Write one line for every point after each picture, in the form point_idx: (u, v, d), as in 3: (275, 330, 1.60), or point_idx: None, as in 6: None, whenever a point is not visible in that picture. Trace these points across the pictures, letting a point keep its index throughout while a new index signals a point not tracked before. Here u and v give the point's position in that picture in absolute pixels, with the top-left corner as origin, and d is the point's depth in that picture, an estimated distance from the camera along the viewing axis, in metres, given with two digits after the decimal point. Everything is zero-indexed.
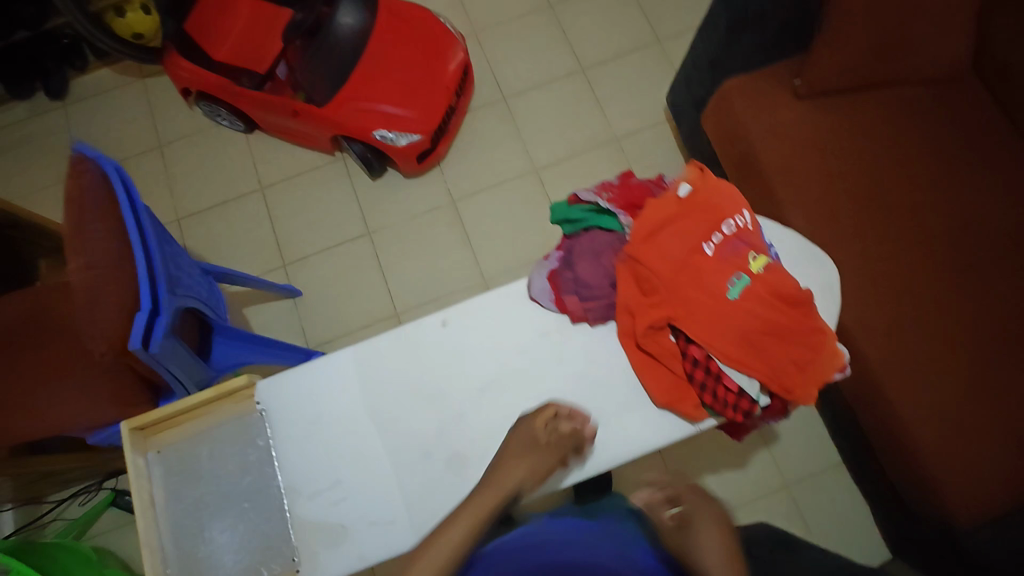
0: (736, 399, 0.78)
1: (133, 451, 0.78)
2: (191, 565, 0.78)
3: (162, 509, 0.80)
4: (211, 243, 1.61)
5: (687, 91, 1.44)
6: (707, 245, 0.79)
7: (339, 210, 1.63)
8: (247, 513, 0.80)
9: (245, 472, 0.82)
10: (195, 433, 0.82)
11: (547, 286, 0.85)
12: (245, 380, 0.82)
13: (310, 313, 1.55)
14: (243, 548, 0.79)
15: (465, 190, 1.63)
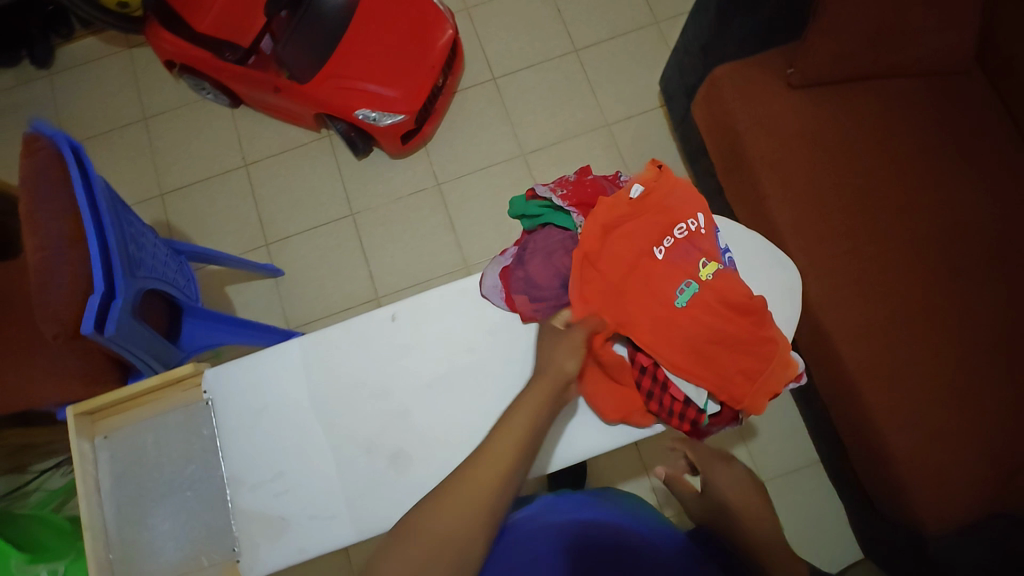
0: (683, 408, 0.79)
1: (78, 437, 0.79)
2: (134, 551, 0.79)
3: (106, 494, 0.81)
4: (194, 219, 1.60)
5: (680, 77, 1.40)
6: (657, 249, 0.79)
7: (323, 191, 1.61)
8: (189, 502, 0.81)
9: (189, 460, 0.82)
10: (142, 420, 0.83)
11: (499, 282, 0.85)
12: (192, 368, 0.82)
13: (291, 294, 1.54)
14: (184, 536, 0.80)
15: (451, 172, 1.60)
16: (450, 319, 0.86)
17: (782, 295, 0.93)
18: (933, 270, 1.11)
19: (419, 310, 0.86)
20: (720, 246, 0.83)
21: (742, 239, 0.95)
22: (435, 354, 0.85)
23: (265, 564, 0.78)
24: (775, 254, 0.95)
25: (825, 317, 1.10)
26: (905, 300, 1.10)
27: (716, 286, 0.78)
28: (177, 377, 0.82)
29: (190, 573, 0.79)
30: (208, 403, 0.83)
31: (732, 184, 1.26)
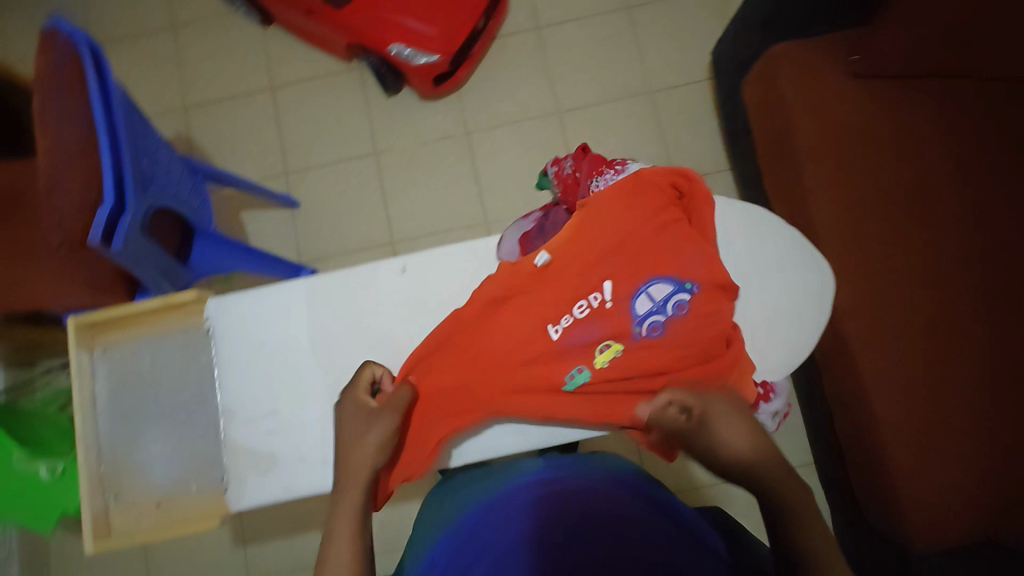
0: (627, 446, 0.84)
1: (77, 348, 0.79)
2: (125, 465, 0.81)
3: (103, 410, 0.82)
4: (215, 138, 1.56)
5: (734, 51, 1.31)
6: (554, 328, 0.80)
7: (348, 126, 1.56)
8: (182, 426, 0.83)
9: (186, 386, 0.84)
10: (144, 340, 0.83)
11: (516, 249, 0.87)
12: (195, 295, 0.81)
13: (306, 227, 1.52)
14: (174, 458, 0.82)
15: (481, 122, 1.54)
16: (460, 278, 0.85)
17: (808, 297, 0.90)
18: (970, 289, 1.05)
19: (434, 264, 0.84)
20: (638, 311, 0.79)
21: (772, 234, 0.92)
22: (441, 310, 0.84)
23: (252, 498, 0.79)
24: (804, 254, 0.91)
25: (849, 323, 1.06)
26: (935, 315, 1.05)
27: (619, 355, 0.79)
28: (180, 302, 0.81)
29: (179, 495, 0.82)
30: (208, 331, 0.82)
31: (774, 172, 1.19)
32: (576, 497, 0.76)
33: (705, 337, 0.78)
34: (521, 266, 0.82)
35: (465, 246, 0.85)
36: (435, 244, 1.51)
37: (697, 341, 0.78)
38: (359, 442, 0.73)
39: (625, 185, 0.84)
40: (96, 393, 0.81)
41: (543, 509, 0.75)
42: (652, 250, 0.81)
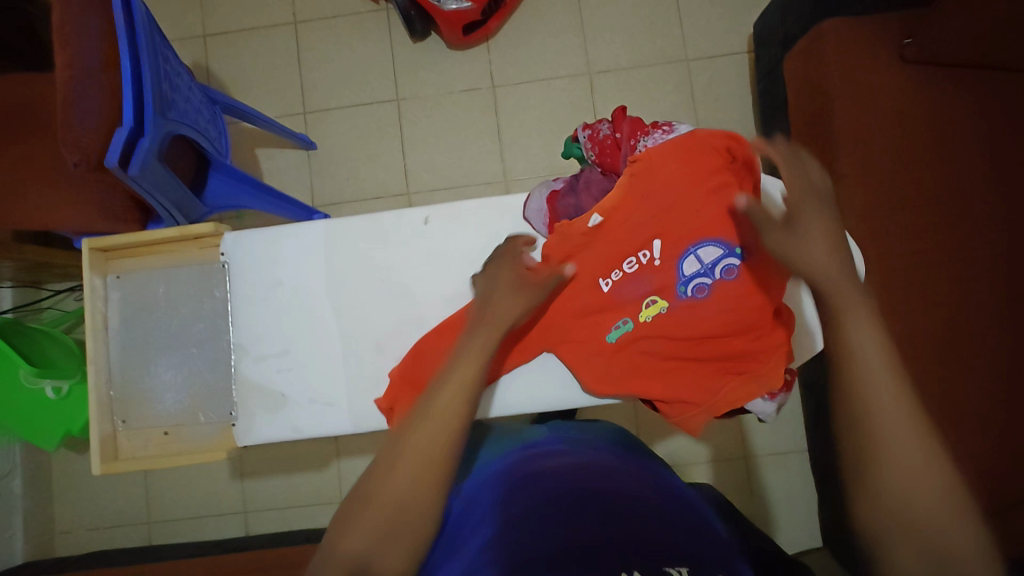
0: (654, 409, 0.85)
1: (91, 271, 0.79)
2: (135, 392, 0.81)
3: (113, 334, 0.82)
4: (234, 70, 1.52)
5: (779, 24, 1.24)
6: (604, 281, 0.81)
7: (371, 69, 1.51)
8: (193, 359, 0.82)
9: (199, 319, 0.83)
10: (158, 268, 0.82)
11: (544, 208, 0.82)
12: (212, 228, 0.79)
13: (322, 169, 1.49)
14: (183, 389, 0.82)
15: (509, 77, 1.49)
16: (481, 235, 0.83)
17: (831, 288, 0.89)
18: (993, 292, 1.03)
19: (456, 218, 0.82)
20: (684, 272, 0.78)
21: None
22: (458, 267, 0.82)
23: (260, 433, 0.80)
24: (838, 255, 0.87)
25: None
26: (955, 316, 1.03)
27: (662, 314, 0.79)
28: (198, 234, 0.80)
29: (186, 425, 0.82)
30: (224, 266, 0.82)
31: (809, 155, 1.16)
32: (588, 480, 0.72)
33: (757, 301, 0.76)
34: (568, 225, 0.80)
35: (488, 204, 0.83)
36: (451, 199, 1.49)
37: (743, 306, 0.76)
38: (510, 293, 0.73)
39: (681, 143, 0.76)
40: (107, 316, 0.81)
41: (553, 487, 0.71)
42: (705, 212, 0.77)
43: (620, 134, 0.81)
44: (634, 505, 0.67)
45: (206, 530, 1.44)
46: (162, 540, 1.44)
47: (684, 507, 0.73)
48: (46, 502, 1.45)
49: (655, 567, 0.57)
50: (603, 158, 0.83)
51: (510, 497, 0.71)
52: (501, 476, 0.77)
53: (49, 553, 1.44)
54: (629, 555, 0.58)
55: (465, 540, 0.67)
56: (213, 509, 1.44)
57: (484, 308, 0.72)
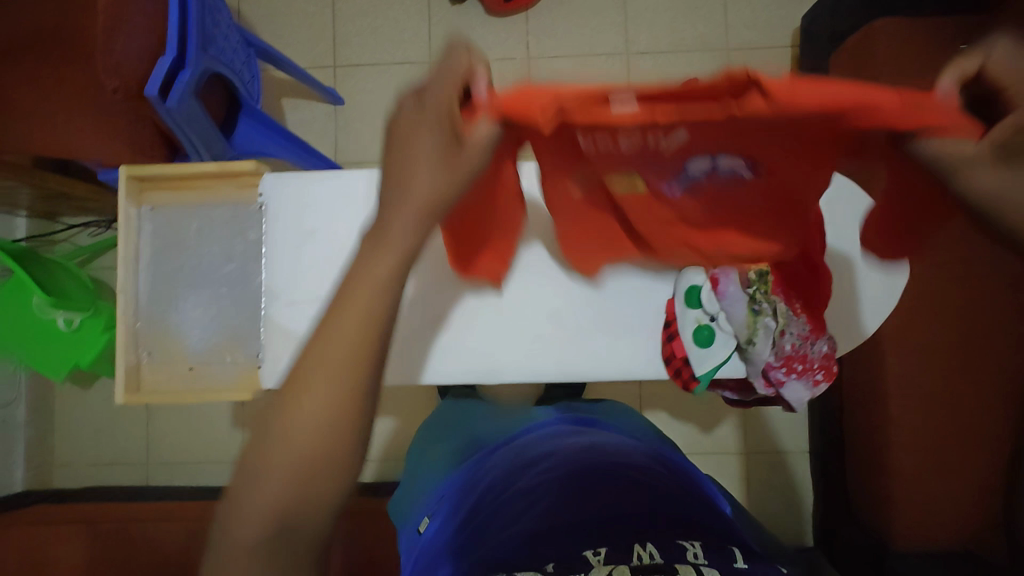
0: (679, 365, 0.78)
1: (127, 201, 0.79)
2: (162, 325, 0.82)
3: (144, 266, 0.82)
4: (266, 16, 1.48)
5: (830, 17, 1.21)
6: (578, 137, 0.50)
7: (406, 28, 1.48)
8: (222, 298, 0.82)
9: (230, 259, 0.82)
10: (193, 204, 0.82)
11: None
12: (253, 167, 0.78)
13: (348, 126, 1.47)
14: (210, 327, 0.82)
15: (545, 50, 1.47)
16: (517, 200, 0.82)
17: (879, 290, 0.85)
18: None
19: None
20: (700, 164, 0.54)
21: None
22: None
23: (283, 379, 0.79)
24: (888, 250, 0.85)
25: (888, 324, 1.02)
26: None
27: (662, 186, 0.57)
28: (236, 172, 0.79)
29: (211, 363, 0.82)
30: (260, 209, 0.81)
31: None
32: (596, 452, 0.79)
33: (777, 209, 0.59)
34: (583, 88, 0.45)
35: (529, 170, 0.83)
36: None
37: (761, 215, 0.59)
38: (434, 158, 0.46)
39: (825, 104, 0.43)
40: (139, 248, 0.81)
41: (571, 456, 0.79)
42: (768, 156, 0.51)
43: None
44: (628, 481, 0.72)
45: (204, 476, 1.44)
46: (159, 481, 1.45)
47: (677, 476, 0.78)
48: (47, 434, 1.45)
49: (665, 539, 0.60)
50: None
51: (501, 500, 0.74)
52: (491, 473, 0.81)
53: (46, 484, 1.45)
54: (628, 530, 0.63)
55: (468, 540, 0.69)
56: (212, 456, 1.45)
57: (402, 191, 0.46)
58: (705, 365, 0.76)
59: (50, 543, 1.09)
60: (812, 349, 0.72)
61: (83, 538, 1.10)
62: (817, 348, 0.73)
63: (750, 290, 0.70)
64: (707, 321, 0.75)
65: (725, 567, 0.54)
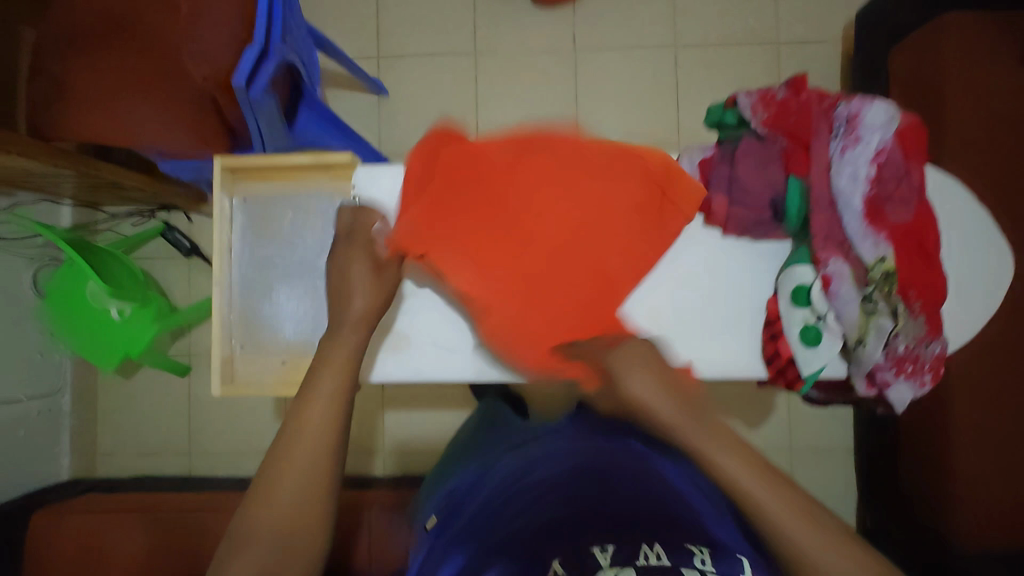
0: (783, 364, 0.75)
1: (221, 190, 0.79)
2: (256, 318, 0.81)
3: (235, 257, 0.81)
4: (309, 4, 1.46)
5: (891, 10, 1.19)
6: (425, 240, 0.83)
7: (451, 17, 1.46)
8: (316, 291, 0.82)
9: (323, 251, 0.82)
10: (284, 193, 0.82)
11: (694, 174, 0.77)
12: (347, 160, 0.78)
13: (392, 118, 1.46)
14: (303, 320, 0.81)
15: (592, 42, 1.44)
16: None
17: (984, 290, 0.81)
18: None
19: None
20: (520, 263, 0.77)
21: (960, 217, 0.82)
22: None
23: (384, 374, 0.82)
24: (996, 255, 0.81)
25: None
26: None
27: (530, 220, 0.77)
28: (332, 162, 0.79)
29: (304, 359, 0.81)
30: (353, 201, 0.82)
31: None
32: (586, 460, 0.78)
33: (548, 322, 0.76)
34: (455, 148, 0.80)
35: None
36: None
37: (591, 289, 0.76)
38: (366, 284, 0.71)
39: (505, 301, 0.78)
40: (231, 238, 0.80)
41: (558, 467, 0.77)
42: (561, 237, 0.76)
43: (807, 95, 0.71)
44: (631, 476, 0.74)
45: (246, 466, 1.44)
46: (202, 471, 1.45)
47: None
48: (91, 422, 1.46)
49: (666, 533, 0.62)
50: (777, 120, 0.72)
51: (487, 507, 0.74)
52: (499, 471, 0.82)
53: (91, 473, 1.45)
54: (626, 523, 0.65)
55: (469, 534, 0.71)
56: (256, 446, 1.44)
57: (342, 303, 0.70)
58: (813, 365, 0.73)
59: (108, 530, 1.09)
60: (924, 351, 0.70)
61: (138, 527, 1.10)
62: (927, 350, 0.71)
63: (865, 289, 0.69)
64: (814, 321, 0.73)
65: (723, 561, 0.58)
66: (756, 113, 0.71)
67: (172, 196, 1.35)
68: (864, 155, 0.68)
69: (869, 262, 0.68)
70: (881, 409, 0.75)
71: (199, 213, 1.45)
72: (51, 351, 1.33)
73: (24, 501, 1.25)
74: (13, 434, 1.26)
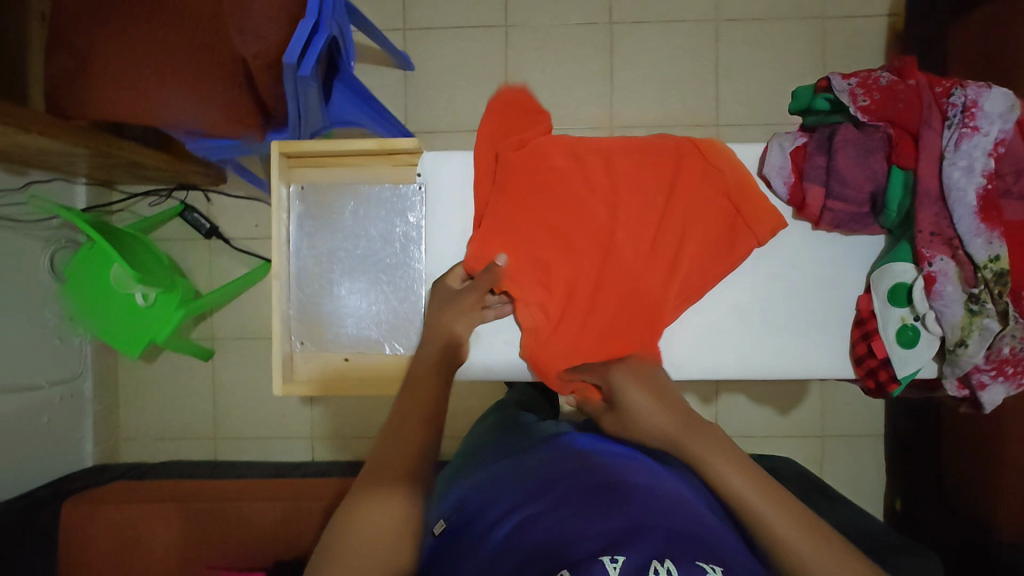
0: (874, 367, 0.75)
1: (278, 178, 0.82)
2: (315, 309, 0.84)
3: (293, 249, 0.84)
4: None
5: None
6: None
7: None
8: (376, 283, 0.84)
9: (385, 243, 0.84)
10: (345, 181, 0.84)
11: (785, 165, 0.75)
12: (414, 146, 0.80)
13: (419, 93, 1.40)
14: (361, 310, 0.84)
15: (629, 13, 1.37)
16: None
17: None
18: None
19: None
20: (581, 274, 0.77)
21: None
22: None
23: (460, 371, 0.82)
24: None
25: None
26: None
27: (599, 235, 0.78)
28: (395, 150, 0.81)
29: (365, 350, 0.84)
30: (418, 187, 0.83)
31: None
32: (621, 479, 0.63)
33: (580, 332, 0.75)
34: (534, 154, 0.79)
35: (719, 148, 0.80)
36: None
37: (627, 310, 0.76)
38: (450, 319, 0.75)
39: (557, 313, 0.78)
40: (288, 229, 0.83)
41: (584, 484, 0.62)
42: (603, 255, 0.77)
43: (914, 81, 0.69)
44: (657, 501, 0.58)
45: (273, 452, 1.41)
46: (227, 457, 1.42)
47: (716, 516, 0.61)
48: (113, 407, 1.43)
49: (685, 558, 0.48)
50: (882, 105, 0.69)
51: (491, 526, 0.59)
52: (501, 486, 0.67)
53: (114, 459, 1.42)
54: (644, 538, 0.51)
55: (456, 562, 0.55)
56: (281, 432, 1.41)
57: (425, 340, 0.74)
58: (908, 367, 0.72)
59: (142, 523, 1.10)
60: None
61: (175, 519, 1.10)
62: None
63: (973, 290, 0.67)
64: (912, 320, 0.72)
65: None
66: (855, 100, 0.69)
67: (194, 175, 1.30)
68: (981, 146, 0.64)
69: (980, 262, 0.65)
70: (966, 408, 0.74)
71: (220, 192, 1.40)
72: (71, 336, 1.29)
73: (49, 489, 1.23)
74: (36, 421, 1.23)
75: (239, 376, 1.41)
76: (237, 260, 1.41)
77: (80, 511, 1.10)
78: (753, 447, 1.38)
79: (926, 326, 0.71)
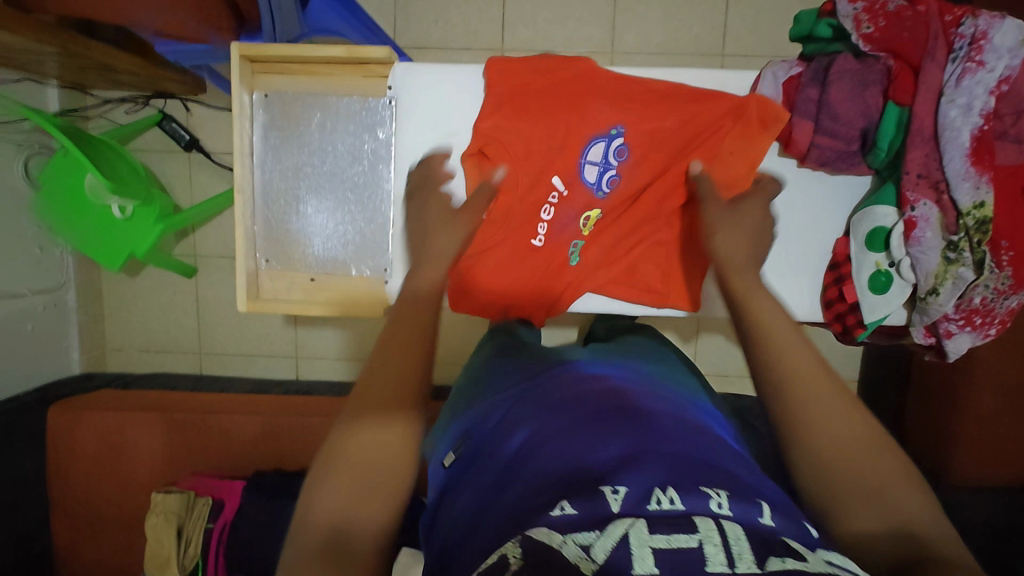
0: (845, 312, 0.79)
1: (240, 87, 0.80)
2: (285, 225, 0.86)
3: (257, 159, 0.84)
4: None
5: None
6: (538, 237, 0.81)
7: None
8: (348, 203, 0.86)
9: (355, 160, 0.85)
10: (311, 92, 0.83)
11: (776, 94, 0.74)
12: (386, 56, 0.78)
13: (406, 5, 1.31)
14: (334, 228, 0.86)
15: None
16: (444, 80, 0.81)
17: None
18: None
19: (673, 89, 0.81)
20: (588, 179, 0.80)
21: None
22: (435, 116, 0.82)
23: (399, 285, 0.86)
24: None
25: None
26: None
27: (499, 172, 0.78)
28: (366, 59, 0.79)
29: (336, 273, 0.87)
30: (389, 101, 0.83)
31: None
32: (617, 405, 0.58)
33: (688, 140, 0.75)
34: (528, 246, 0.81)
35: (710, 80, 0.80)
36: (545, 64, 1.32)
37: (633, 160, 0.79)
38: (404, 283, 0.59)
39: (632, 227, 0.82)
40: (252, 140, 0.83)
41: (585, 412, 0.57)
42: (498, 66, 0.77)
43: (924, 7, 0.65)
44: (665, 418, 0.56)
45: (256, 368, 1.43)
46: (213, 370, 1.45)
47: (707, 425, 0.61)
48: (98, 316, 1.43)
49: (688, 483, 0.46)
50: (887, 32, 0.66)
51: (502, 468, 0.54)
52: (512, 413, 0.62)
53: (101, 366, 1.44)
54: (650, 464, 0.48)
55: (456, 500, 0.56)
56: (265, 349, 1.43)
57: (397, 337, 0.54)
58: (876, 313, 0.75)
59: (128, 429, 1.14)
60: (998, 305, 0.69)
61: (159, 429, 1.14)
62: (1003, 303, 0.70)
63: (952, 237, 0.68)
64: (886, 266, 0.75)
65: (758, 530, 0.41)
66: (859, 26, 0.66)
67: (171, 82, 1.24)
68: (984, 83, 0.62)
69: (964, 207, 0.65)
70: (930, 355, 0.78)
71: (198, 102, 1.34)
72: (50, 244, 1.28)
73: (37, 393, 1.26)
74: (20, 327, 1.24)
75: (222, 293, 1.41)
76: (217, 176, 1.37)
77: (64, 417, 1.13)
78: (726, 385, 1.39)
79: (900, 273, 0.73)
